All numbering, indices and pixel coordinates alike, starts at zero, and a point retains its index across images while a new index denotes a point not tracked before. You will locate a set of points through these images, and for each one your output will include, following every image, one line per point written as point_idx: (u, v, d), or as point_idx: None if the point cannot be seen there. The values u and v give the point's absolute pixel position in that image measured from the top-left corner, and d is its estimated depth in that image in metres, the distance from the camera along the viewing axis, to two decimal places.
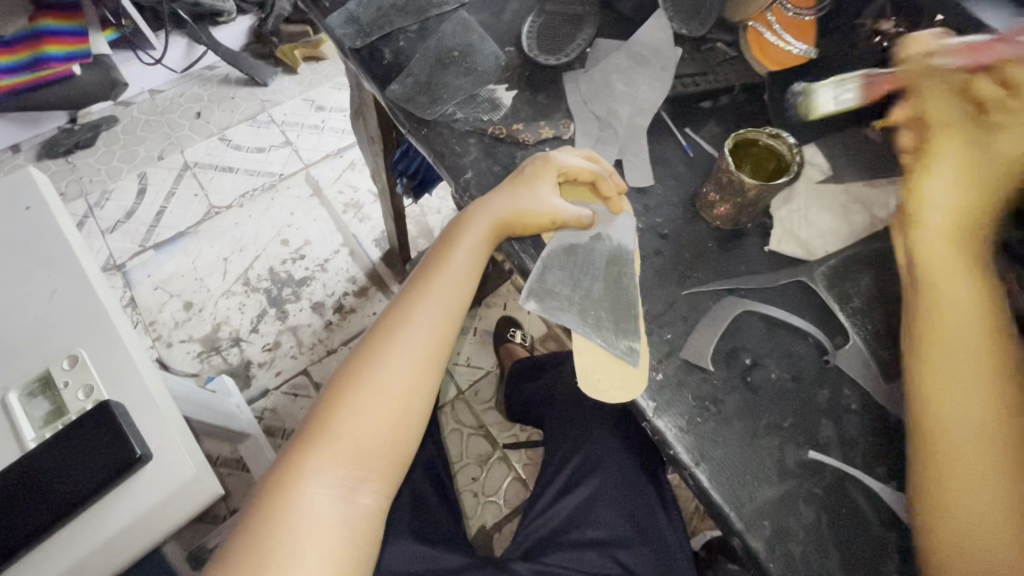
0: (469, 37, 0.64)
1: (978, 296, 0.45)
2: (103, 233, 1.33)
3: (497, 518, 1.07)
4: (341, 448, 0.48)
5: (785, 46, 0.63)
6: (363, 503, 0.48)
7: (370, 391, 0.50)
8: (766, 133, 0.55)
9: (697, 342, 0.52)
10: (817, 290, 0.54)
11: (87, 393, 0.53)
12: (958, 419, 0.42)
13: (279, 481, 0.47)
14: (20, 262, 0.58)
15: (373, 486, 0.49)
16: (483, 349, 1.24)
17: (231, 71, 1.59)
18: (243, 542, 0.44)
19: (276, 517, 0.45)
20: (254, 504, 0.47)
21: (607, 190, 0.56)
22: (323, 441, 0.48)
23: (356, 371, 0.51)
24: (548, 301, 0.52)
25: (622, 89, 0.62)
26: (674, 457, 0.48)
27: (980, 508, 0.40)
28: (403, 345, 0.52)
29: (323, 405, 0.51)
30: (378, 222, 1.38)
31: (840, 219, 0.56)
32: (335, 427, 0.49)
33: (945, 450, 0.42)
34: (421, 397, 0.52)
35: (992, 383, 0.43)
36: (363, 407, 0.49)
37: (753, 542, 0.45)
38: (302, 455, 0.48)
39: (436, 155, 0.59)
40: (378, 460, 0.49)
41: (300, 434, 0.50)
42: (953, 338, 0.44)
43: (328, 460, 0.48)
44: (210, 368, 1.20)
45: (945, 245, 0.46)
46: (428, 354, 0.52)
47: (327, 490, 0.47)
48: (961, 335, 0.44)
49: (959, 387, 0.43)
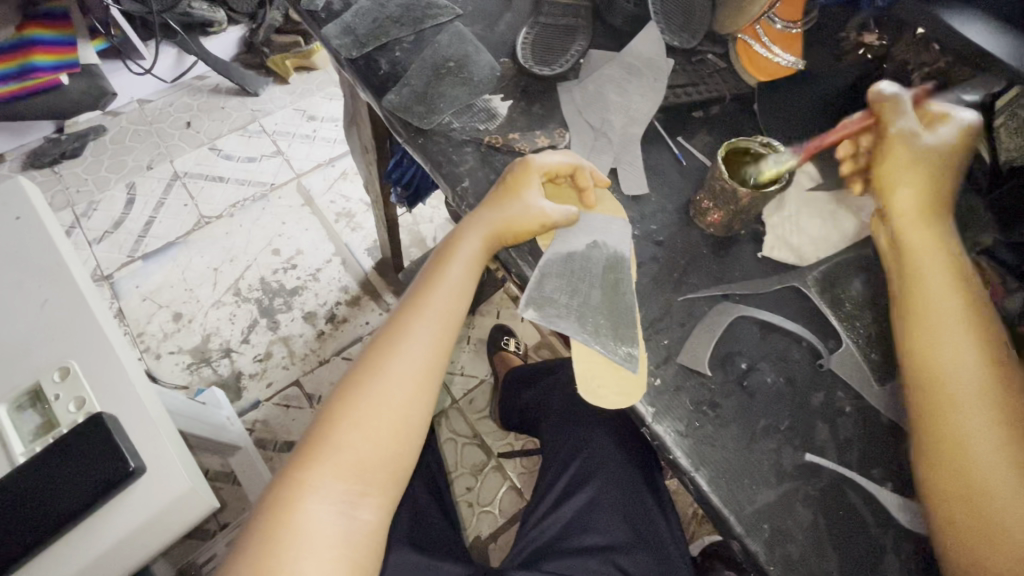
0: (464, 48, 0.65)
1: (955, 296, 0.47)
2: (90, 244, 1.31)
3: (493, 527, 1.06)
4: (343, 463, 0.48)
5: (773, 58, 0.64)
6: (364, 518, 0.48)
7: (371, 404, 0.50)
8: (758, 141, 0.57)
9: (694, 349, 0.52)
10: (809, 295, 0.55)
11: (79, 405, 0.53)
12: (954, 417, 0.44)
13: (280, 497, 0.47)
14: (9, 272, 0.58)
15: (374, 500, 0.49)
16: (477, 358, 1.25)
17: (221, 81, 1.59)
18: (246, 559, 0.44)
19: (278, 535, 0.45)
20: (254, 523, 0.47)
21: (585, 180, 0.57)
22: (324, 455, 0.48)
23: (355, 384, 0.51)
24: (546, 310, 0.52)
25: (615, 99, 0.64)
26: (673, 462, 0.48)
27: (1000, 500, 0.41)
28: (402, 357, 0.52)
29: (322, 421, 0.50)
30: (370, 231, 1.38)
31: (831, 225, 0.57)
32: (336, 440, 0.49)
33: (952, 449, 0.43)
34: (421, 409, 0.52)
35: (989, 373, 0.44)
36: (364, 421, 0.49)
37: (752, 545, 0.46)
38: (302, 471, 0.48)
39: (432, 164, 0.60)
40: (378, 474, 0.49)
41: (299, 449, 0.50)
42: (943, 339, 0.46)
43: (328, 475, 0.48)
44: (200, 379, 1.19)
45: (928, 252, 0.49)
46: (427, 366, 0.53)
47: (329, 505, 0.47)
48: (951, 332, 0.46)
49: (953, 385, 0.44)
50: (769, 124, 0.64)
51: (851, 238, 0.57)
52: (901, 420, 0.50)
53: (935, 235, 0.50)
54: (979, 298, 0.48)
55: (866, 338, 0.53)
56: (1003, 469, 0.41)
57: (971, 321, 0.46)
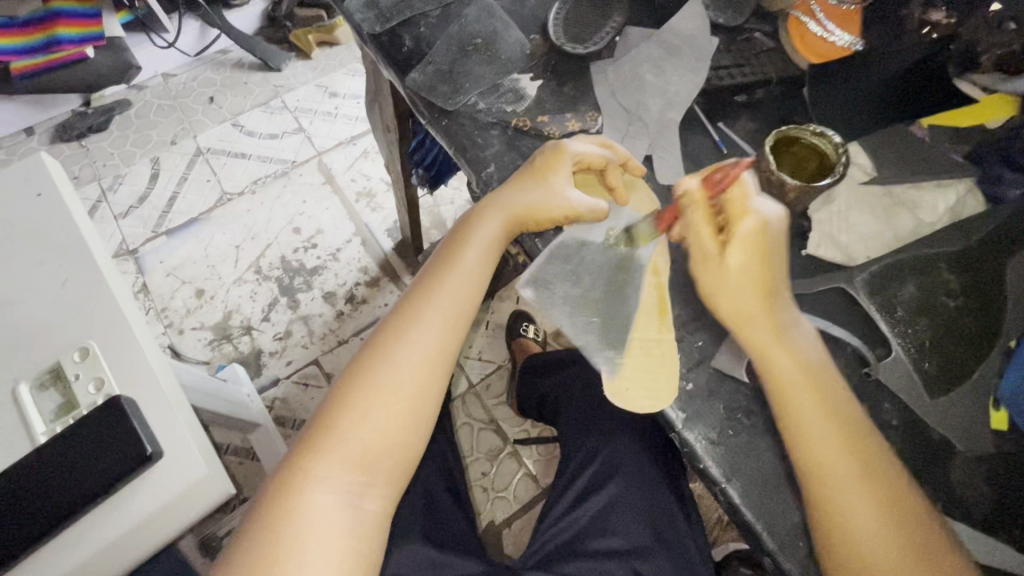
0: (493, 23, 0.62)
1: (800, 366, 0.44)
2: (116, 218, 1.32)
3: (507, 513, 1.06)
4: (350, 452, 0.47)
5: (829, 37, 0.61)
6: (369, 508, 0.47)
7: (379, 393, 0.48)
8: (808, 130, 0.53)
9: (730, 351, 0.49)
10: (857, 299, 0.51)
11: (99, 386, 0.52)
12: (861, 480, 0.42)
13: (284, 485, 0.46)
14: (29, 250, 0.57)
15: (379, 491, 0.48)
16: (496, 344, 1.22)
17: (244, 55, 1.57)
18: (245, 547, 0.43)
19: (278, 524, 0.44)
20: (256, 511, 0.46)
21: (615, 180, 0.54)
22: (329, 444, 0.47)
23: (363, 371, 0.49)
24: (557, 301, 0.52)
25: (652, 81, 0.60)
26: (703, 471, 0.46)
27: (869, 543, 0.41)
28: (412, 344, 0.50)
29: (328, 408, 0.49)
30: (390, 212, 1.36)
31: (883, 223, 0.54)
32: (343, 430, 0.47)
33: (885, 503, 0.42)
34: (431, 399, 0.50)
35: (837, 420, 0.43)
36: (371, 410, 0.48)
37: (785, 562, 0.44)
38: (306, 461, 0.47)
39: (457, 148, 0.57)
40: (384, 466, 0.48)
41: (304, 434, 0.49)
42: (809, 415, 0.43)
43: (334, 466, 0.46)
44: (221, 356, 1.20)
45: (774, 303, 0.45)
46: (438, 354, 0.51)
47: (334, 496, 0.46)
48: (798, 385, 0.44)
49: (815, 443, 0.43)
50: (822, 111, 0.60)
51: (904, 238, 0.53)
52: (952, 434, 0.47)
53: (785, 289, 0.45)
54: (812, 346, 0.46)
55: (916, 345, 0.50)
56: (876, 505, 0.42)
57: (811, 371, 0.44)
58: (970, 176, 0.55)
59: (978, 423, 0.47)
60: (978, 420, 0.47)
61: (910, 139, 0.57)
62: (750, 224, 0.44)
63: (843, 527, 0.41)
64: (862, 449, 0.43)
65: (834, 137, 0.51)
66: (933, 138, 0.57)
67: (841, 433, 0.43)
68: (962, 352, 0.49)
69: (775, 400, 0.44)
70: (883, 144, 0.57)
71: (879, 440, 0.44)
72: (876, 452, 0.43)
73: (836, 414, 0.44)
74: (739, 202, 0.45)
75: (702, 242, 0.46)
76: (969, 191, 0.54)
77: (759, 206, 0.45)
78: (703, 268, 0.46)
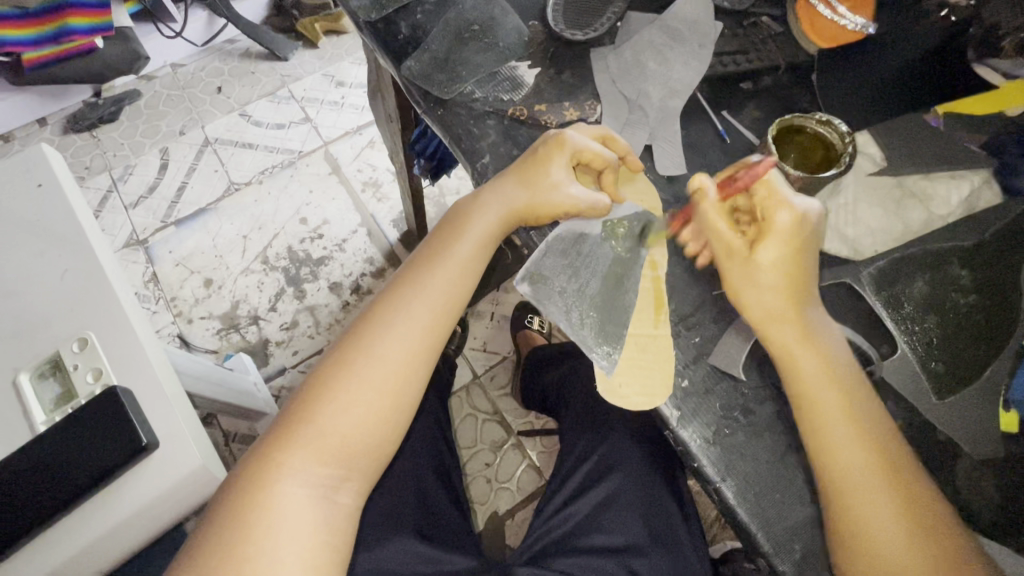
0: (491, 9, 0.60)
1: (821, 366, 0.44)
2: (126, 208, 1.33)
3: (510, 505, 1.05)
4: (325, 446, 0.46)
5: (838, 20, 0.58)
6: (343, 501, 0.47)
7: (358, 386, 0.47)
8: (814, 118, 0.51)
9: (729, 348, 0.48)
10: (863, 294, 0.49)
11: (97, 376, 0.52)
12: (885, 491, 0.41)
13: (255, 475, 0.45)
14: (29, 240, 0.57)
15: (355, 485, 0.48)
16: (500, 334, 1.21)
17: (252, 44, 1.56)
18: (211, 538, 0.43)
19: (249, 518, 0.43)
20: (224, 497, 0.45)
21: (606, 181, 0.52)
22: (305, 436, 0.46)
23: (342, 362, 0.48)
24: (541, 287, 0.50)
25: (654, 68, 0.58)
26: (697, 470, 0.45)
27: (888, 547, 0.40)
28: (394, 339, 0.49)
29: (304, 397, 0.48)
30: (397, 202, 1.36)
31: (892, 216, 0.52)
32: (321, 423, 0.47)
33: (907, 515, 0.40)
34: (409, 396, 0.49)
35: (852, 421, 0.43)
36: (350, 404, 0.47)
37: (780, 565, 0.43)
38: (280, 451, 0.46)
39: (452, 137, 0.56)
40: (360, 460, 0.48)
41: (278, 425, 0.48)
42: (831, 419, 0.43)
43: (308, 458, 0.46)
44: (229, 345, 1.20)
45: (790, 301, 0.45)
46: (421, 349, 0.50)
47: (306, 490, 0.45)
48: (817, 384, 0.44)
49: (832, 445, 0.42)
50: (831, 100, 0.58)
51: (915, 231, 0.51)
52: (959, 436, 0.46)
53: (806, 294, 0.45)
54: (832, 346, 0.45)
55: (923, 343, 0.48)
56: (892, 508, 0.41)
57: (830, 370, 0.44)
58: (986, 168, 0.52)
59: (986, 426, 0.46)
60: (987, 422, 0.46)
61: (924, 127, 0.55)
62: (783, 218, 0.46)
63: (861, 531, 0.40)
64: (889, 459, 0.42)
65: (841, 126, 0.50)
66: (949, 127, 0.55)
67: (866, 439, 0.42)
68: (971, 353, 0.48)
69: (793, 396, 0.44)
70: (895, 133, 0.55)
71: (908, 451, 0.43)
72: (893, 453, 0.42)
73: (862, 422, 0.43)
74: (768, 200, 0.47)
75: (725, 236, 0.48)
76: (984, 184, 0.52)
77: (793, 200, 0.46)
78: (728, 262, 0.47)
